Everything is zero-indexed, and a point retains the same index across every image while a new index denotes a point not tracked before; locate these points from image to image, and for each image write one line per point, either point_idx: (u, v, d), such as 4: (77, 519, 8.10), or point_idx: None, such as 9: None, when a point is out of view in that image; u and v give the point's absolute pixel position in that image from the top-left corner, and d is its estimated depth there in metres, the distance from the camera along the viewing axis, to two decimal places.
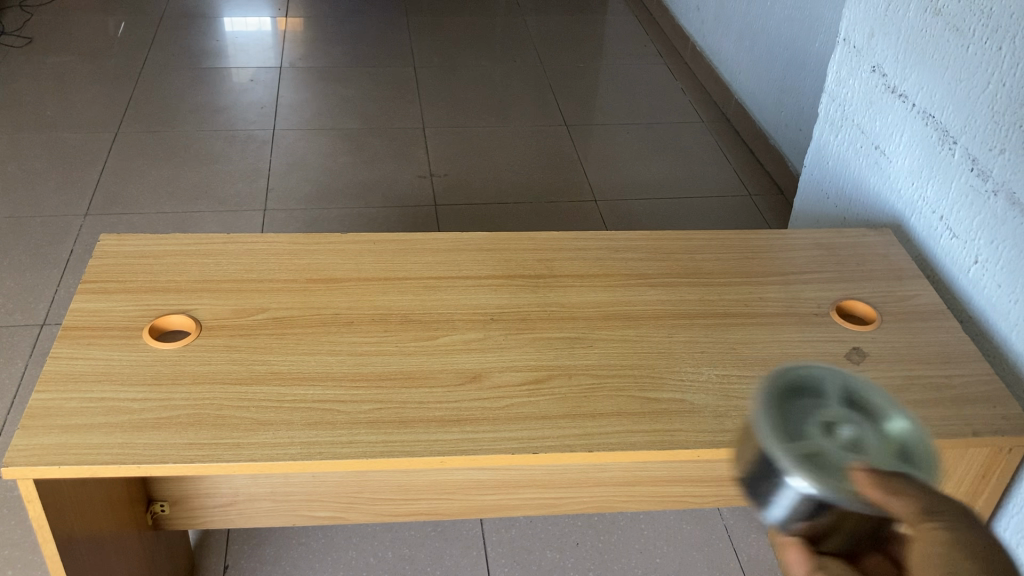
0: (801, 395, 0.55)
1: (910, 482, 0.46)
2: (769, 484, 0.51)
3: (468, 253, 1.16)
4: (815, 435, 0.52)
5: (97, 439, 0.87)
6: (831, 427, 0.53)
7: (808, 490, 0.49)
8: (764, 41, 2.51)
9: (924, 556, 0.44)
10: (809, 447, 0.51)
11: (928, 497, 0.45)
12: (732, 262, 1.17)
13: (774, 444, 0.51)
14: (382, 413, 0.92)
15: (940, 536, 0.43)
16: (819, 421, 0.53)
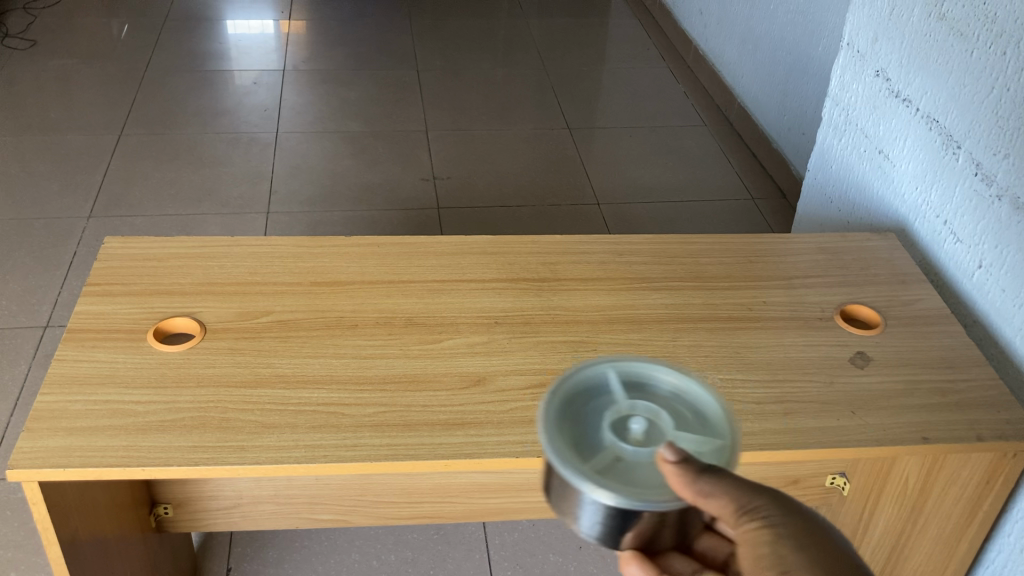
0: (581, 402, 0.57)
1: (719, 474, 0.53)
2: (571, 500, 0.52)
3: (472, 256, 1.16)
4: (608, 441, 0.53)
5: (102, 441, 0.87)
6: (618, 429, 0.55)
7: (612, 498, 0.50)
8: (767, 45, 2.51)
9: (753, 544, 0.56)
10: (604, 452, 0.53)
11: (741, 493, 0.54)
12: (736, 266, 1.17)
13: (569, 461, 0.51)
14: (386, 416, 0.92)
15: (762, 531, 0.55)
16: (606, 427, 0.55)
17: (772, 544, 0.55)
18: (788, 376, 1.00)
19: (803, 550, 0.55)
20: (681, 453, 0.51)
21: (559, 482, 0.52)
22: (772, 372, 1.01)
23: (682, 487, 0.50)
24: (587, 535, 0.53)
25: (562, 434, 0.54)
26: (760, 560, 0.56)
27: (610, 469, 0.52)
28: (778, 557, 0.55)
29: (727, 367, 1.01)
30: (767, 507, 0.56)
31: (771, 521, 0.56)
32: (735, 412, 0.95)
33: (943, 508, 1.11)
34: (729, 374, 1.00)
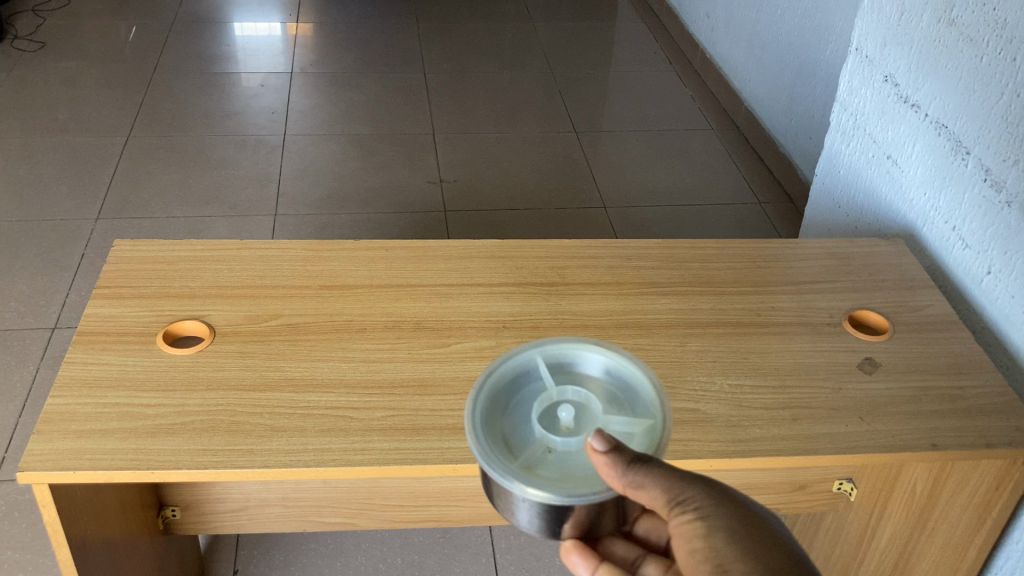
0: (512, 400, 0.64)
1: (649, 466, 0.56)
2: (509, 497, 0.59)
3: (480, 260, 1.16)
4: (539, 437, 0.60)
5: (112, 444, 0.87)
6: (547, 422, 0.61)
7: (544, 497, 0.56)
8: (774, 48, 2.51)
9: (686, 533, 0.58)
10: (535, 448, 0.60)
11: (671, 484, 0.56)
12: (743, 271, 1.17)
13: (503, 463, 0.58)
14: (395, 420, 0.92)
15: (696, 521, 0.57)
16: (537, 422, 0.61)
17: (705, 535, 0.57)
18: (796, 382, 1.00)
19: (736, 539, 0.57)
20: (609, 440, 0.56)
21: (494, 482, 0.59)
22: (780, 377, 1.01)
23: (611, 475, 0.55)
24: (529, 528, 0.60)
25: (495, 437, 0.61)
26: (693, 553, 0.58)
27: (540, 466, 0.59)
28: (710, 546, 0.57)
29: (735, 373, 1.01)
30: (698, 497, 0.58)
31: (703, 512, 0.57)
32: (742, 417, 0.95)
33: (951, 515, 1.12)
34: (737, 380, 1.00)
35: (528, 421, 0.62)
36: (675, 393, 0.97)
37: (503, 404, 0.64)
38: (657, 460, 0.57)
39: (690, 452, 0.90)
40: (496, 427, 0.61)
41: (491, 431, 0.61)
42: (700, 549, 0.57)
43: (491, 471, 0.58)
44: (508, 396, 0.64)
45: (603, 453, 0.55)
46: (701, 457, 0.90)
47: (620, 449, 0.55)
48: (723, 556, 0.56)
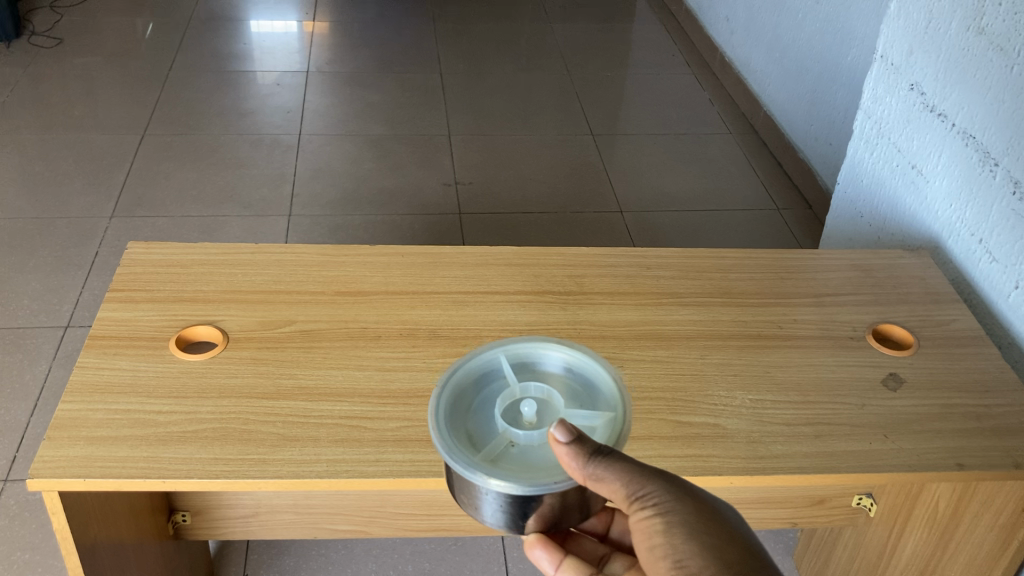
0: (474, 394, 0.61)
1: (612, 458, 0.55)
2: (473, 491, 0.56)
3: (497, 267, 1.15)
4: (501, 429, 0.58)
5: (122, 452, 0.86)
6: (510, 412, 0.59)
7: (507, 488, 0.54)
8: (795, 53, 2.48)
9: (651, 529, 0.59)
10: (497, 442, 0.57)
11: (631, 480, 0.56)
12: (764, 282, 1.15)
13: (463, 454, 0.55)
14: (410, 431, 0.91)
15: (655, 522, 0.58)
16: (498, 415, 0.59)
17: (664, 531, 0.58)
18: (818, 398, 0.98)
19: (694, 537, 0.58)
20: (571, 430, 0.54)
21: (457, 477, 0.56)
22: (802, 393, 0.99)
23: (572, 467, 0.54)
24: (496, 524, 0.58)
25: (458, 435, 0.58)
26: (654, 549, 0.59)
27: (505, 460, 0.56)
28: (670, 543, 0.58)
29: (756, 388, 0.99)
30: (658, 493, 0.58)
31: (662, 508, 0.58)
32: (764, 433, 0.93)
33: (973, 539, 1.07)
34: (758, 395, 0.98)
35: (490, 418, 0.59)
36: (696, 407, 0.95)
37: (463, 401, 0.61)
38: (620, 453, 0.56)
39: (711, 468, 0.89)
40: (458, 425, 0.59)
41: (453, 428, 0.58)
42: (660, 545, 0.59)
43: (453, 464, 0.55)
44: (469, 394, 0.62)
45: (565, 443, 0.54)
46: (721, 473, 0.88)
47: (583, 439, 0.54)
48: (680, 553, 0.58)
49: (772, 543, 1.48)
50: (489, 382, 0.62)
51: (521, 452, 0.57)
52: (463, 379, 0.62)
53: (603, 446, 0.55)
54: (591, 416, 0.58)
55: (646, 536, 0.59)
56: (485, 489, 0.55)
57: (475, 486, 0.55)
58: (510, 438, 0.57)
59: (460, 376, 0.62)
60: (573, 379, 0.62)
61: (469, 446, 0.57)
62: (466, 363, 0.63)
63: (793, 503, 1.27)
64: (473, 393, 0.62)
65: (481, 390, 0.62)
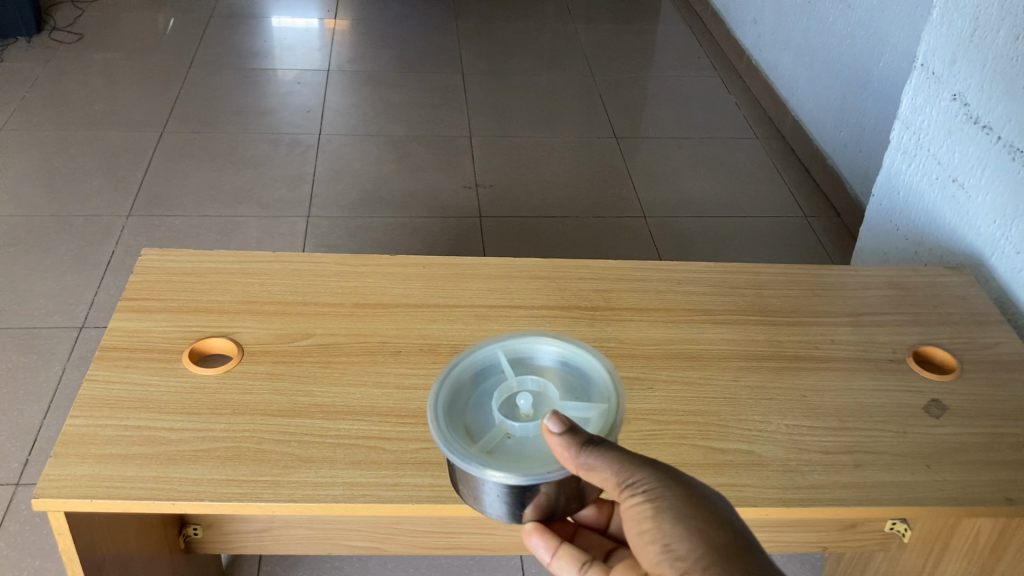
0: (471, 387, 0.62)
1: (602, 449, 0.54)
2: (471, 484, 0.57)
3: (522, 280, 1.11)
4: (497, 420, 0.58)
5: (131, 472, 0.83)
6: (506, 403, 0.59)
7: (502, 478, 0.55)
8: (825, 57, 2.43)
9: (638, 514, 0.57)
10: (493, 434, 0.58)
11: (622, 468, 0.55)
12: (799, 299, 1.11)
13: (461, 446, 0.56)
14: (430, 453, 0.87)
15: (646, 509, 0.57)
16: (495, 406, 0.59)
17: (655, 518, 0.57)
18: (857, 424, 0.94)
19: (686, 524, 0.56)
20: (563, 421, 0.54)
21: (455, 469, 0.57)
22: (841, 419, 0.94)
23: (566, 459, 0.54)
24: (495, 514, 0.59)
25: (454, 429, 0.58)
26: (643, 535, 0.58)
27: (500, 453, 0.57)
28: (660, 531, 0.57)
29: (792, 413, 0.94)
30: (647, 480, 0.57)
31: (652, 495, 0.57)
32: (801, 461, 0.89)
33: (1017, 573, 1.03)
34: (794, 421, 0.93)
35: (487, 410, 0.60)
36: (729, 433, 0.91)
37: (460, 395, 0.61)
38: (618, 445, 0.55)
39: (744, 499, 0.84)
40: (455, 418, 0.59)
41: (450, 421, 0.59)
42: (650, 532, 0.57)
43: (450, 456, 0.56)
44: (467, 387, 0.62)
45: (557, 434, 0.53)
46: (756, 505, 0.84)
47: (577, 430, 0.54)
48: (671, 541, 0.56)
49: (799, 564, 1.44)
50: (486, 375, 0.62)
51: (517, 443, 0.57)
52: (461, 372, 0.63)
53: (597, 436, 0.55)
54: (587, 406, 0.59)
55: (634, 522, 0.58)
56: (483, 480, 0.56)
57: (473, 478, 0.56)
58: (506, 430, 0.58)
59: (457, 370, 0.63)
60: (569, 369, 0.63)
61: (467, 439, 0.58)
62: (463, 357, 0.63)
63: (823, 527, 1.23)
64: (470, 387, 0.62)
65: (479, 383, 0.62)
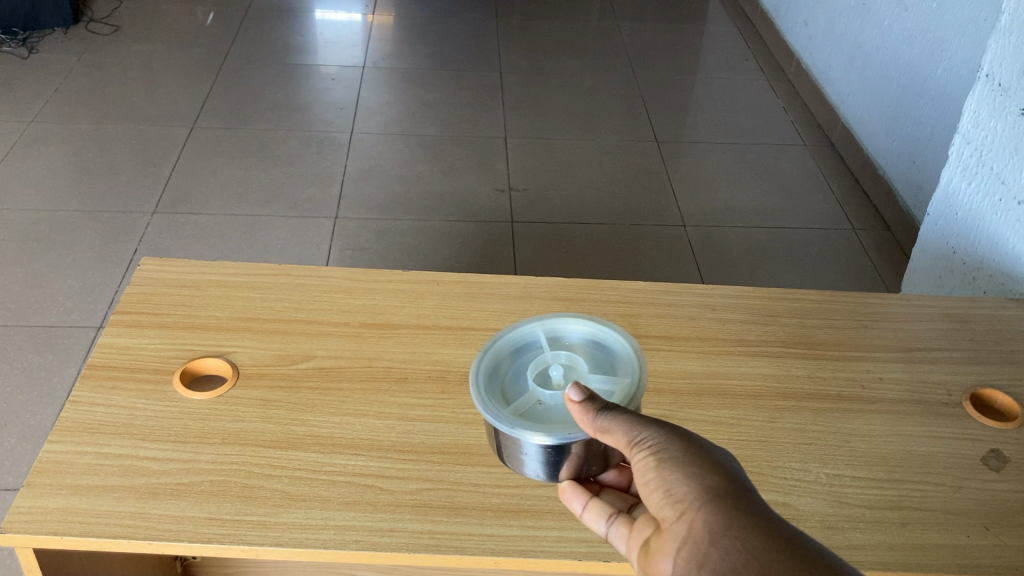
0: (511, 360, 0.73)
1: (613, 412, 0.60)
2: (515, 444, 0.68)
3: (543, 301, 1.03)
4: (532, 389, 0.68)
5: (107, 506, 0.76)
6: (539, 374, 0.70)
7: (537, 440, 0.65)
8: (880, 62, 2.30)
9: (644, 473, 0.58)
10: (528, 399, 0.69)
11: (629, 423, 0.59)
12: (845, 331, 1.02)
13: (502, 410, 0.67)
14: (431, 495, 0.79)
15: (649, 462, 0.58)
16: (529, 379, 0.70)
17: (658, 469, 0.57)
18: (907, 476, 0.84)
19: (686, 473, 0.57)
20: (585, 390, 0.61)
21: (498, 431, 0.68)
22: (889, 469, 0.85)
23: (586, 424, 0.61)
24: (535, 470, 0.70)
25: (496, 398, 0.69)
26: (649, 492, 0.58)
27: (533, 418, 0.67)
28: (662, 481, 0.57)
29: (835, 461, 0.85)
30: (654, 435, 0.59)
31: (654, 446, 0.58)
32: (842, 517, 0.80)
33: None
34: (836, 470, 0.84)
35: (524, 384, 0.71)
36: (763, 482, 0.83)
37: (502, 366, 0.73)
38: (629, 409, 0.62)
39: None
40: (497, 387, 0.70)
41: (493, 389, 0.70)
42: (651, 484, 0.58)
43: (492, 420, 0.67)
44: (507, 363, 0.73)
45: (578, 401, 0.61)
46: None
47: (595, 398, 0.61)
48: (672, 488, 0.56)
49: None
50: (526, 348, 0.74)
51: (547, 409, 0.68)
52: (502, 348, 0.73)
53: (611, 403, 0.61)
54: (605, 380, 0.68)
55: (642, 480, 0.59)
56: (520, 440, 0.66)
57: (512, 437, 0.67)
58: (538, 398, 0.69)
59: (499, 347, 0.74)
60: (595, 347, 0.73)
61: (504, 404, 0.69)
62: (504, 336, 0.74)
63: None
64: (510, 363, 0.73)
65: (518, 360, 0.73)
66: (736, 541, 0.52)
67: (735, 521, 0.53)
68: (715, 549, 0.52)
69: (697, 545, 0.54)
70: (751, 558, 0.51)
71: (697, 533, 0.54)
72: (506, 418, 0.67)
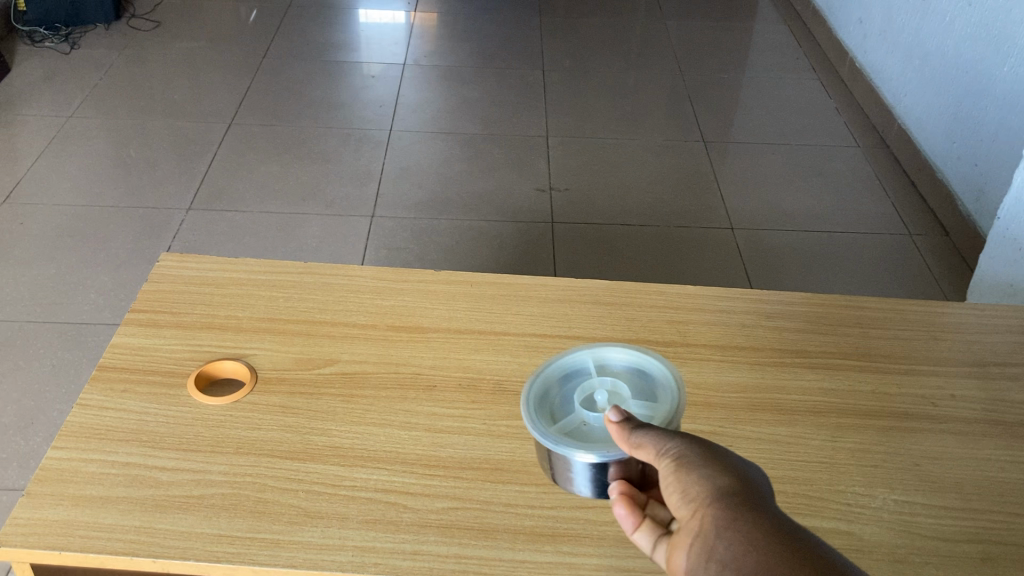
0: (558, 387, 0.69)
1: (647, 430, 0.56)
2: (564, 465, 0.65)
3: (583, 306, 0.96)
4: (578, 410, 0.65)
5: (110, 520, 0.71)
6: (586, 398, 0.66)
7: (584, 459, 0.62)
8: (941, 60, 2.20)
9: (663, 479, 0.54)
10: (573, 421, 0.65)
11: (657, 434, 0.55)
12: (913, 342, 0.93)
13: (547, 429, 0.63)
14: (459, 516, 0.73)
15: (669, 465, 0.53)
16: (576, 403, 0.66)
17: (677, 472, 0.53)
18: (986, 506, 0.76)
19: (704, 473, 0.52)
20: (624, 413, 0.58)
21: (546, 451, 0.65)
22: (964, 497, 0.77)
23: (623, 443, 0.57)
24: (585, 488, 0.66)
25: (544, 420, 0.66)
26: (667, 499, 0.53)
27: (579, 437, 0.64)
28: (677, 482, 0.52)
29: (903, 486, 0.77)
30: (679, 443, 0.54)
31: (674, 451, 0.54)
32: (913, 550, 0.72)
33: None
34: (905, 497, 0.76)
35: (572, 409, 0.67)
36: (823, 508, 0.75)
37: (550, 394, 0.68)
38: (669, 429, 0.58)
39: None
40: (545, 410, 0.67)
41: (540, 412, 0.66)
42: (667, 485, 0.53)
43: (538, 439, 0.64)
44: (555, 390, 0.69)
45: (616, 421, 0.58)
46: None
47: (633, 418, 0.58)
48: (685, 487, 0.52)
49: None
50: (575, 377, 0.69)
51: (593, 430, 0.65)
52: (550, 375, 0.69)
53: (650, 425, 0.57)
54: (644, 404, 0.64)
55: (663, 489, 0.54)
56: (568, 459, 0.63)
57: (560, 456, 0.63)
58: (583, 419, 0.65)
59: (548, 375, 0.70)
60: (640, 376, 0.68)
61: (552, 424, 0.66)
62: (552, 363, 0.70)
63: None
64: (559, 389, 0.69)
65: (566, 387, 0.69)
66: (743, 534, 0.47)
67: (745, 516, 0.48)
68: (721, 542, 0.48)
69: (706, 542, 0.49)
70: (756, 551, 0.46)
71: (703, 527, 0.49)
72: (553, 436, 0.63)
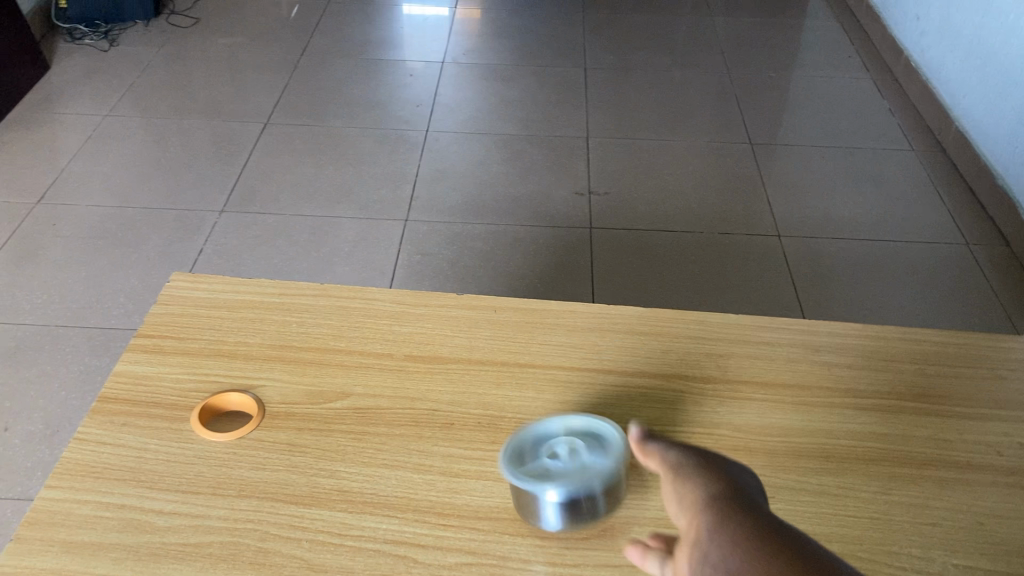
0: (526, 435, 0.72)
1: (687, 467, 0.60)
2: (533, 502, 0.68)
3: (614, 334, 0.89)
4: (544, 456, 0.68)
5: (100, 569, 0.66)
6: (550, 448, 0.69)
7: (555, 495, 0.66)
8: (1003, 59, 2.09)
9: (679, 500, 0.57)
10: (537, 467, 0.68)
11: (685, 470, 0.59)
12: (976, 381, 0.86)
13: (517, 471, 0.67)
14: (473, 572, 0.67)
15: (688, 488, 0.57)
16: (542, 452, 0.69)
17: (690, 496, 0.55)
18: None
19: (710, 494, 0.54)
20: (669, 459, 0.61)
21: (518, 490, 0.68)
22: None
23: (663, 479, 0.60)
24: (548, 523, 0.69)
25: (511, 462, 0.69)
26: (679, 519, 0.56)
27: (544, 478, 0.67)
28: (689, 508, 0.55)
29: (966, 548, 0.70)
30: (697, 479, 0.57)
31: (686, 486, 0.57)
32: None
33: None
34: (967, 560, 0.69)
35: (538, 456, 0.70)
36: (875, 571, 0.68)
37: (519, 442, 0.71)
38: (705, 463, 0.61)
39: None
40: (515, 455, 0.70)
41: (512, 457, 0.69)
42: (675, 512, 0.56)
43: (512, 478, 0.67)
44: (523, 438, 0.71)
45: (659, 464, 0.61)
46: None
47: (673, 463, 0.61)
48: (687, 504, 0.55)
49: None
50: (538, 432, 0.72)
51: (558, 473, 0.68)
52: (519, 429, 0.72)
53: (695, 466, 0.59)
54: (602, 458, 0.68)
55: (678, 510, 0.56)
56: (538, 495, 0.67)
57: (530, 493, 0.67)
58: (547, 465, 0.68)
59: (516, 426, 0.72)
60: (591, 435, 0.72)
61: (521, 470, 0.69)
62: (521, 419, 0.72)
63: None
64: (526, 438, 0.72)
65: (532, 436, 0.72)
66: (728, 533, 0.49)
67: (737, 519, 0.50)
68: (712, 543, 0.50)
69: (699, 546, 0.51)
70: (740, 545, 0.48)
71: (697, 534, 0.51)
72: (522, 476, 0.67)
